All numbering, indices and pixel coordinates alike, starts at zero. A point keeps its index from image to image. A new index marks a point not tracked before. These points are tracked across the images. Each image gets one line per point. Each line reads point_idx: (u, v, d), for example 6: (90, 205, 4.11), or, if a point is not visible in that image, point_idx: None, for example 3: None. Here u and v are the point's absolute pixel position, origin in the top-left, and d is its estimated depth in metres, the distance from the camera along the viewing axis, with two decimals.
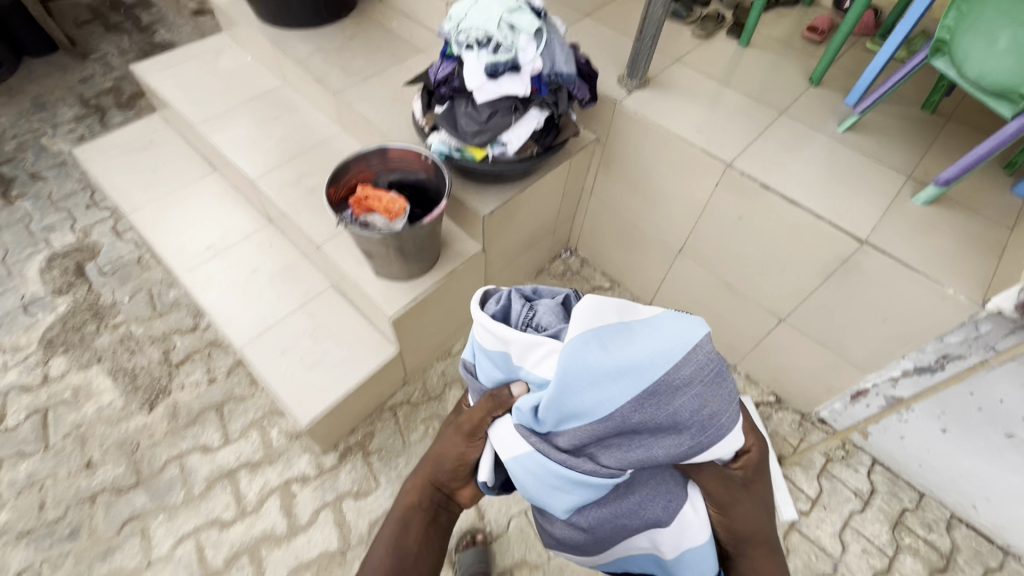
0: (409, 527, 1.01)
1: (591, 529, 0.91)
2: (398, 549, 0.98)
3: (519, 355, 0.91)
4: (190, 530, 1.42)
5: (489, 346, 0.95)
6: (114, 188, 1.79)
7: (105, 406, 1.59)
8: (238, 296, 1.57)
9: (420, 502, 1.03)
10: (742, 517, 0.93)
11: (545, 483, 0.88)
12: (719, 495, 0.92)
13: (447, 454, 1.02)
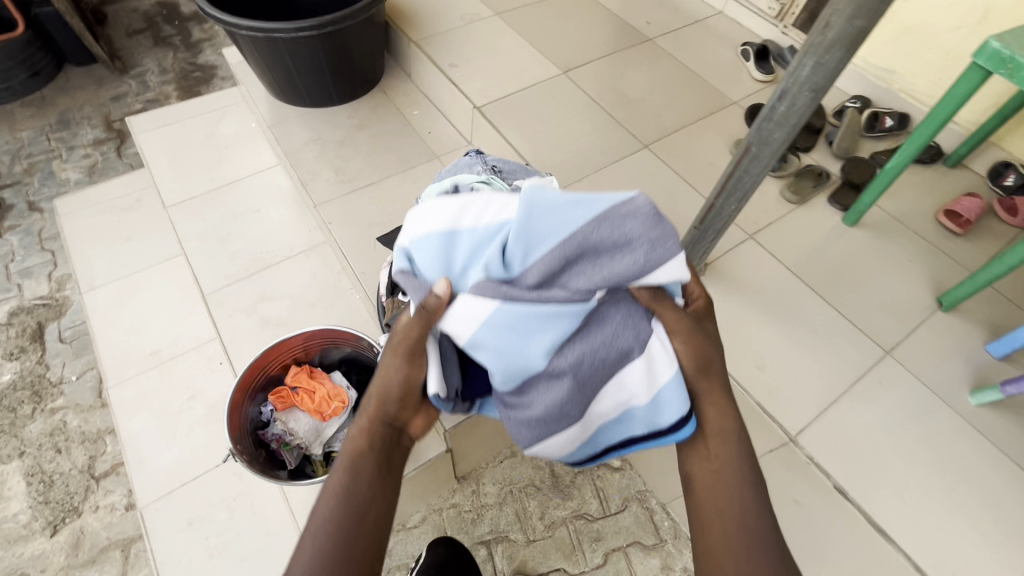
0: (349, 492, 0.58)
1: (571, 391, 0.60)
2: (346, 500, 0.57)
3: (466, 220, 0.62)
4: None
5: (430, 232, 0.62)
6: (80, 257, 1.60)
7: (9, 518, 1.40)
8: (162, 433, 1.32)
9: (360, 454, 0.60)
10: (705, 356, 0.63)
11: (508, 338, 0.57)
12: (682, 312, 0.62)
13: (388, 375, 0.61)
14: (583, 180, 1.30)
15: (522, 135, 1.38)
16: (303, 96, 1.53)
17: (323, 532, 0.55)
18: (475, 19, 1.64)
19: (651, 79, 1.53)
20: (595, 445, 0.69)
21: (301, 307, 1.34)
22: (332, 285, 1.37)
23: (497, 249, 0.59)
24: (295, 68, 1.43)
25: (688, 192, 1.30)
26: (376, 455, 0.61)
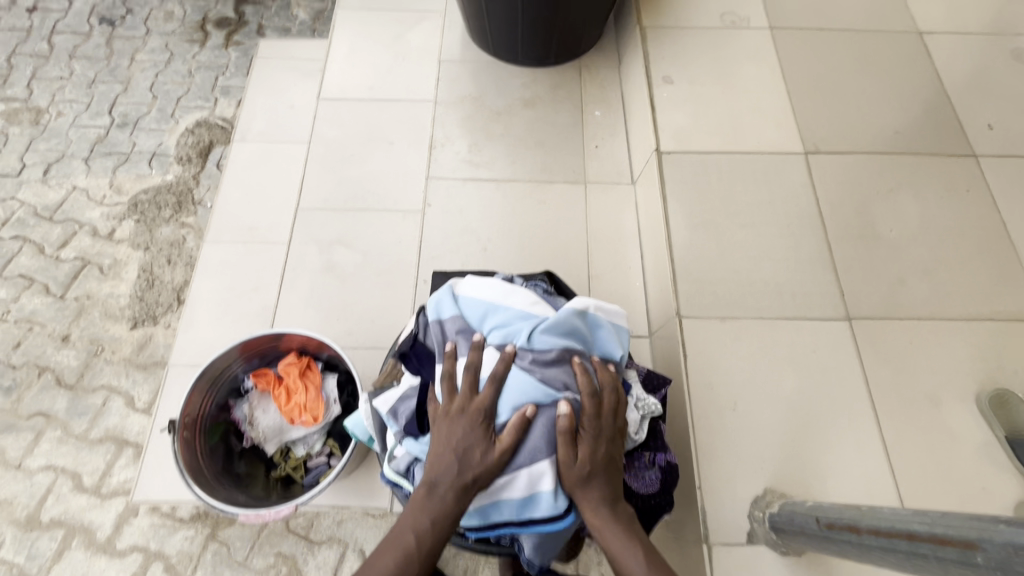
0: (438, 531, 0.57)
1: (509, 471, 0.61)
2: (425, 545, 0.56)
3: (511, 298, 0.71)
4: (59, 465, 1.44)
5: (480, 297, 0.71)
6: (247, 104, 1.65)
7: (115, 296, 1.65)
8: (214, 308, 1.36)
9: (456, 495, 0.57)
10: (608, 454, 0.61)
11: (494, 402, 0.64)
12: (591, 409, 0.62)
13: (476, 425, 0.61)
14: (724, 321, 0.92)
15: (689, 216, 1.00)
16: (489, 39, 1.30)
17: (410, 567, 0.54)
18: (734, 26, 1.21)
19: (929, 219, 1.00)
20: (501, 525, 0.62)
21: (364, 271, 1.21)
22: (402, 264, 1.20)
23: (526, 334, 0.67)
24: (488, 9, 1.20)
25: (866, 421, 0.85)
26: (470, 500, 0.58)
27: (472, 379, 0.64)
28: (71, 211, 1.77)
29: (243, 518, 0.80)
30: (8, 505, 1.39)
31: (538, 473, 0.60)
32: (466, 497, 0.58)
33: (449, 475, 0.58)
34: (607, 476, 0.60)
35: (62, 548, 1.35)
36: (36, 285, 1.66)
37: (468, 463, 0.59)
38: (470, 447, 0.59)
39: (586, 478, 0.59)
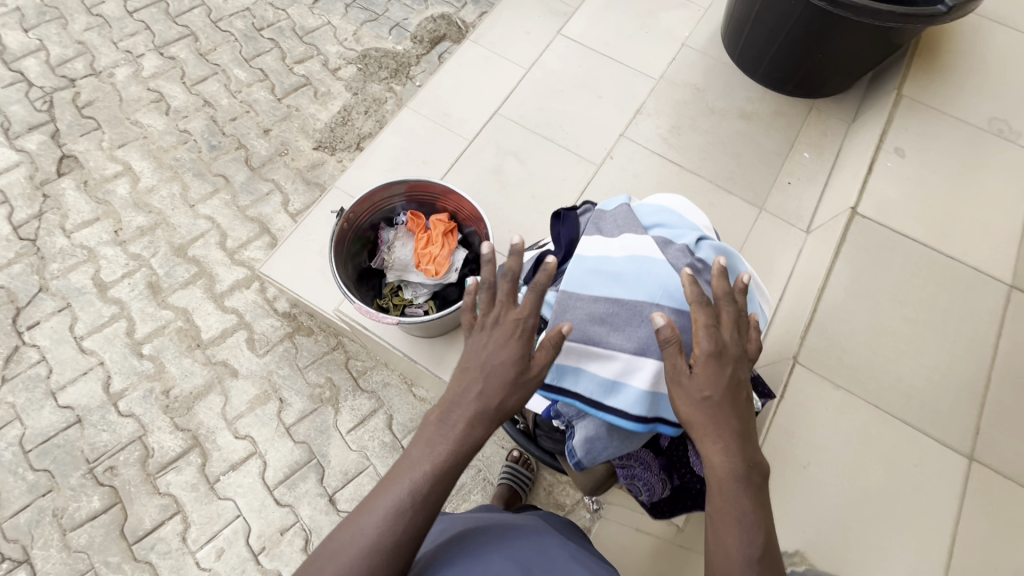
0: (448, 460, 0.54)
1: (604, 352, 0.56)
2: (431, 480, 0.53)
3: (689, 212, 0.66)
4: (217, 220, 1.71)
5: (660, 200, 0.67)
6: (494, 17, 1.80)
7: (315, 119, 1.90)
8: (386, 160, 1.54)
9: (467, 423, 0.55)
10: (728, 373, 0.52)
11: (634, 277, 0.58)
12: (710, 319, 0.53)
13: (510, 341, 0.56)
14: (836, 388, 0.88)
15: (853, 280, 0.96)
16: (739, 45, 1.31)
17: (416, 497, 0.52)
18: (998, 135, 1.12)
19: None
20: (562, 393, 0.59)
21: (523, 189, 1.31)
22: (557, 201, 1.28)
23: (695, 238, 0.61)
24: (757, 13, 1.20)
25: (935, 557, 0.78)
26: (486, 425, 0.55)
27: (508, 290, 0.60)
28: (317, 39, 2.05)
29: (354, 307, 0.91)
30: (172, 229, 1.69)
31: (635, 365, 0.55)
32: (482, 422, 0.55)
33: (467, 399, 0.55)
34: (725, 398, 0.52)
35: (189, 280, 1.63)
36: (267, 82, 1.96)
37: (489, 390, 0.55)
38: (499, 362, 0.56)
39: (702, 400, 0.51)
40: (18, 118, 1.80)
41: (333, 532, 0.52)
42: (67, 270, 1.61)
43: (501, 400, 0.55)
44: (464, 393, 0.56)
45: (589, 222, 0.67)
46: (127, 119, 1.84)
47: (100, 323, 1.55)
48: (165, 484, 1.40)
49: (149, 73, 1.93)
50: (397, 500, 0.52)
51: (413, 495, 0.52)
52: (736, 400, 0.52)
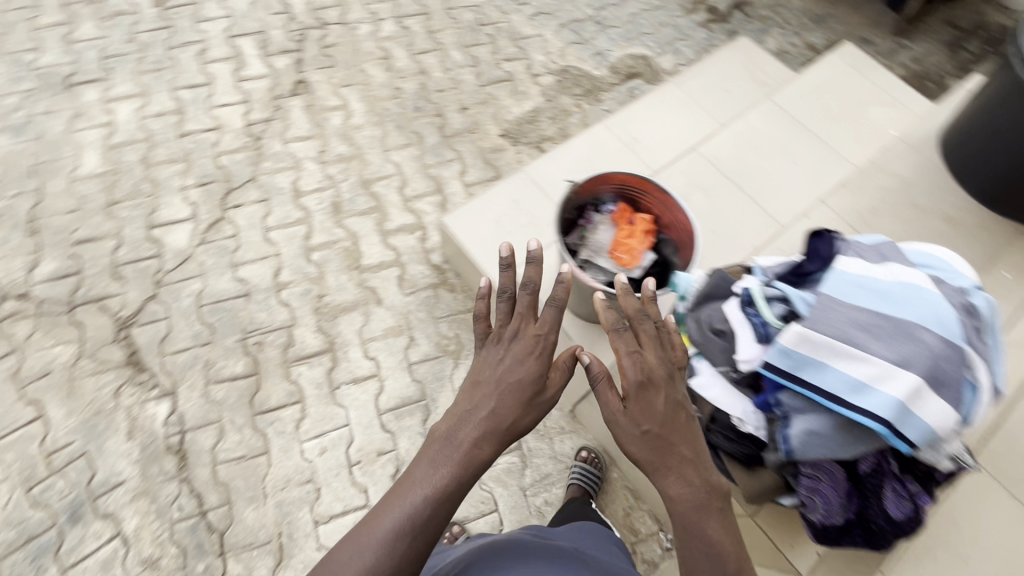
0: (451, 473, 0.76)
1: (875, 353, 0.74)
2: (433, 497, 0.74)
3: (955, 265, 0.85)
4: (402, 169, 1.91)
5: (923, 253, 0.87)
6: (699, 68, 1.90)
7: (507, 111, 2.08)
8: (576, 159, 1.66)
9: (469, 445, 0.78)
10: (655, 395, 0.77)
11: (911, 302, 0.76)
12: (631, 348, 0.78)
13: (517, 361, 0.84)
14: None
15: None
16: (960, 155, 1.33)
17: (422, 511, 0.72)
18: None
19: None
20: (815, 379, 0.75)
21: (703, 223, 1.38)
22: (734, 245, 1.35)
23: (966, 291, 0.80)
24: (994, 129, 1.23)
25: None
26: (486, 442, 0.79)
27: (521, 316, 0.88)
28: (528, 46, 2.26)
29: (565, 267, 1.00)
30: (365, 164, 1.90)
31: (899, 370, 0.72)
32: (485, 439, 0.79)
33: (477, 418, 0.80)
34: (652, 406, 0.76)
35: (366, 210, 1.81)
36: (476, 68, 2.17)
37: (501, 409, 0.81)
38: (504, 385, 0.83)
39: (639, 434, 0.75)
40: (275, 41, 2.10)
41: (351, 539, 0.71)
42: (275, 171, 1.84)
43: (514, 416, 0.81)
44: (478, 412, 0.81)
45: (847, 247, 0.86)
46: (356, 66, 2.11)
47: (287, 222, 1.76)
48: (297, 374, 1.54)
49: (384, 34, 2.19)
50: (427, 499, 0.73)
51: (425, 503, 0.73)
52: (668, 412, 0.77)
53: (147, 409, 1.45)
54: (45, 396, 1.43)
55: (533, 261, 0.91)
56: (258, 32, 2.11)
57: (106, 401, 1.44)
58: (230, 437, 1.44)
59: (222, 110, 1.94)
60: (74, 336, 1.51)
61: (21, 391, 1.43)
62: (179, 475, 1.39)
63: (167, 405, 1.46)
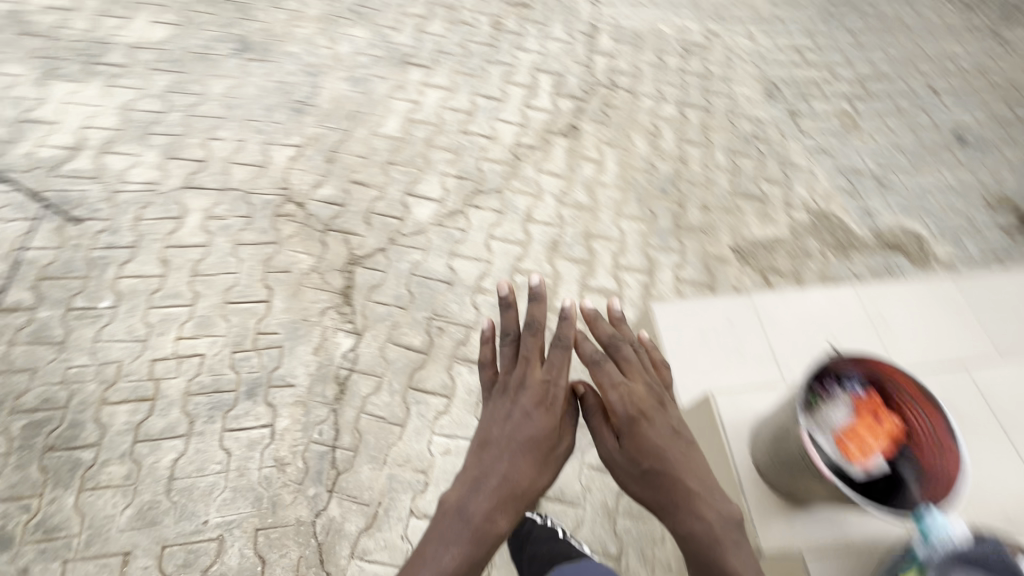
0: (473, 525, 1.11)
1: None
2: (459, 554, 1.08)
3: None
4: (626, 237, 1.94)
5: None
6: (994, 280, 1.60)
7: (748, 228, 2.01)
8: (783, 326, 1.48)
9: (483, 502, 1.14)
10: (626, 416, 1.14)
11: None
12: (611, 380, 1.17)
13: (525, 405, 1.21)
14: None
15: None
16: None
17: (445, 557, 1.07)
18: None
19: None
20: None
21: None
22: None
23: None
24: None
25: None
26: (500, 500, 1.15)
27: (526, 374, 1.27)
28: (794, 176, 2.18)
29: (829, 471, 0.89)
30: (595, 218, 1.97)
31: None
32: (496, 498, 1.15)
33: (494, 482, 1.16)
34: (636, 429, 1.13)
35: (578, 259, 1.87)
36: (734, 176, 2.14)
37: (509, 472, 1.17)
38: (518, 436, 1.20)
39: (630, 466, 1.11)
40: (568, 86, 2.31)
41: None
42: (519, 191, 2.00)
43: (518, 476, 1.17)
44: (495, 474, 1.17)
45: None
46: (625, 130, 2.22)
47: (509, 238, 1.89)
48: (456, 372, 1.63)
49: (662, 114, 2.28)
50: (457, 564, 1.06)
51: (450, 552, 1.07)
52: (643, 429, 1.13)
53: (336, 337, 1.64)
54: (276, 287, 1.70)
55: (538, 299, 1.28)
56: (558, 73, 2.34)
57: (313, 313, 1.67)
58: (383, 395, 1.56)
59: (501, 124, 2.17)
60: (317, 251, 1.78)
61: (264, 274, 1.72)
62: (332, 404, 1.53)
63: (351, 341, 1.63)
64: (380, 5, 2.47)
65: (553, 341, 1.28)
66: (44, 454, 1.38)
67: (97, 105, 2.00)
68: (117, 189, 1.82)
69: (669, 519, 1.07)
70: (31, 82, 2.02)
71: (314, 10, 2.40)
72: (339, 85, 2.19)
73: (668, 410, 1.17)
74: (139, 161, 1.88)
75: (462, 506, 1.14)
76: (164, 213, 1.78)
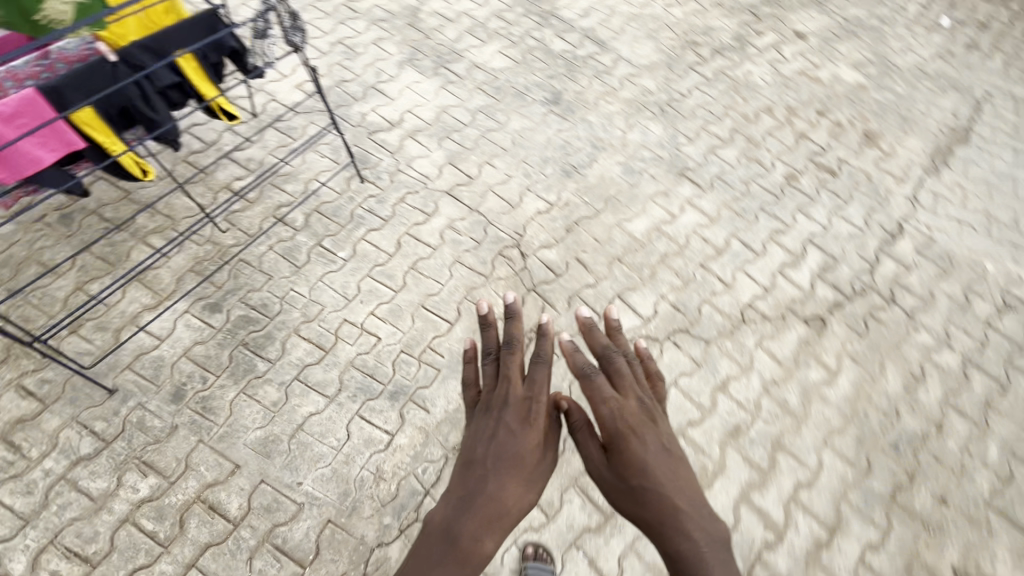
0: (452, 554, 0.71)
1: None
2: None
3: None
4: (823, 473, 1.60)
5: None
6: None
7: (991, 560, 1.51)
8: None
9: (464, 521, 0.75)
10: (621, 426, 0.86)
11: None
12: (597, 392, 0.93)
13: (507, 408, 0.90)
14: None
15: None
16: None
17: None
18: None
19: None
20: None
21: None
22: None
23: None
24: None
25: None
26: (483, 518, 0.76)
27: (510, 384, 0.96)
28: None
29: None
30: (798, 430, 1.66)
31: None
32: (483, 522, 0.75)
33: (476, 500, 0.77)
34: (624, 446, 0.84)
35: (755, 463, 1.59)
36: (1001, 483, 1.64)
37: (492, 488, 0.79)
38: (502, 445, 0.84)
39: (627, 480, 0.81)
40: (839, 274, 2.02)
41: None
42: (728, 353, 1.80)
43: (509, 490, 0.78)
44: (480, 488, 0.79)
45: None
46: (882, 352, 1.85)
47: (692, 395, 1.70)
48: (566, 497, 1.53)
49: (939, 358, 1.86)
50: None
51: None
52: (640, 446, 0.84)
53: None
54: (463, 316, 1.78)
55: (513, 315, 1.11)
56: (834, 255, 2.07)
57: None
58: None
59: (745, 277, 1.98)
60: None
61: (462, 299, 1.81)
62: (449, 451, 1.53)
63: None
64: (685, 114, 2.50)
65: (533, 352, 1.01)
66: (238, 345, 1.63)
67: (424, 100, 2.36)
68: (401, 171, 2.10)
69: (667, 547, 0.76)
70: (394, 62, 2.47)
71: (626, 95, 2.53)
72: (611, 168, 2.25)
73: (659, 427, 0.89)
74: (426, 157, 2.17)
75: (450, 524, 0.75)
76: (420, 207, 2.01)
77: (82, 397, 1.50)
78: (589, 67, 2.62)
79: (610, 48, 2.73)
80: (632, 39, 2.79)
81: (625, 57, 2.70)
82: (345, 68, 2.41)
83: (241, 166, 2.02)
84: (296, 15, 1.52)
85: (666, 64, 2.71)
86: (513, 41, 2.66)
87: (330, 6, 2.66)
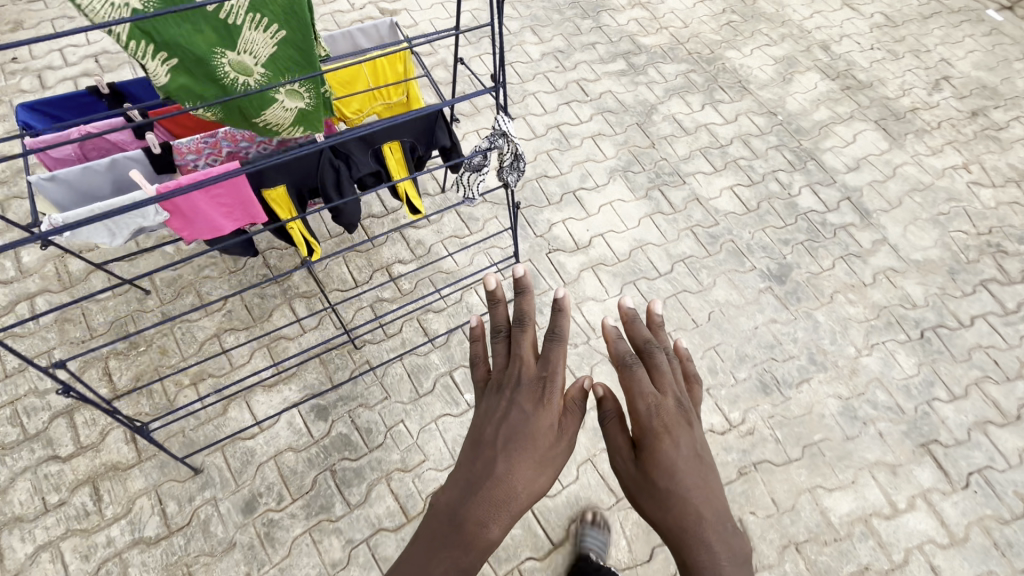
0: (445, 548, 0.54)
1: None
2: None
3: None
4: None
5: None
6: None
7: None
8: None
9: (460, 504, 0.57)
10: (662, 422, 0.65)
11: None
12: (634, 378, 0.70)
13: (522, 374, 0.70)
14: None
15: None
16: None
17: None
18: None
19: None
20: None
21: None
22: None
23: None
24: None
25: None
26: (490, 505, 0.57)
27: (523, 360, 0.72)
28: None
29: None
30: None
31: None
32: (487, 510, 0.57)
33: (476, 475, 0.59)
34: (657, 449, 0.63)
35: None
36: None
37: (498, 460, 0.61)
38: (514, 413, 0.65)
39: (666, 484, 0.61)
40: None
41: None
42: None
43: (520, 474, 0.59)
44: (488, 470, 0.60)
45: None
46: None
47: None
48: None
49: None
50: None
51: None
52: (675, 448, 0.63)
53: None
54: (571, 542, 1.44)
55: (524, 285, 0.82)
56: None
57: None
58: None
59: None
60: (636, 553, 1.45)
61: (577, 518, 1.47)
62: None
63: None
64: (957, 354, 1.82)
65: (552, 325, 0.76)
66: (326, 470, 1.47)
67: (623, 226, 2.02)
68: (566, 312, 1.81)
69: (685, 565, 0.58)
70: (606, 168, 2.16)
71: (879, 298, 1.92)
72: (826, 400, 1.70)
73: (700, 430, 0.67)
74: (600, 302, 1.84)
75: (454, 510, 0.57)
76: (572, 369, 1.69)
77: (170, 467, 1.43)
78: (838, 243, 2.05)
79: (875, 222, 2.12)
80: (911, 218, 2.14)
81: (893, 241, 2.07)
82: (551, 160, 2.16)
83: (409, 248, 1.87)
84: (517, 154, 1.22)
85: (947, 267, 2.03)
86: (751, 179, 2.18)
87: (562, 81, 2.42)
